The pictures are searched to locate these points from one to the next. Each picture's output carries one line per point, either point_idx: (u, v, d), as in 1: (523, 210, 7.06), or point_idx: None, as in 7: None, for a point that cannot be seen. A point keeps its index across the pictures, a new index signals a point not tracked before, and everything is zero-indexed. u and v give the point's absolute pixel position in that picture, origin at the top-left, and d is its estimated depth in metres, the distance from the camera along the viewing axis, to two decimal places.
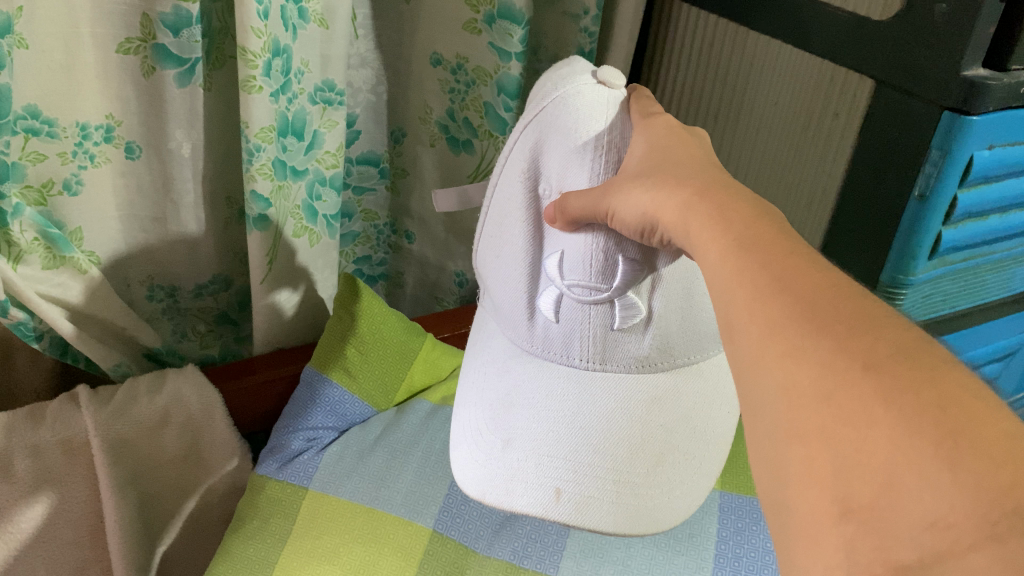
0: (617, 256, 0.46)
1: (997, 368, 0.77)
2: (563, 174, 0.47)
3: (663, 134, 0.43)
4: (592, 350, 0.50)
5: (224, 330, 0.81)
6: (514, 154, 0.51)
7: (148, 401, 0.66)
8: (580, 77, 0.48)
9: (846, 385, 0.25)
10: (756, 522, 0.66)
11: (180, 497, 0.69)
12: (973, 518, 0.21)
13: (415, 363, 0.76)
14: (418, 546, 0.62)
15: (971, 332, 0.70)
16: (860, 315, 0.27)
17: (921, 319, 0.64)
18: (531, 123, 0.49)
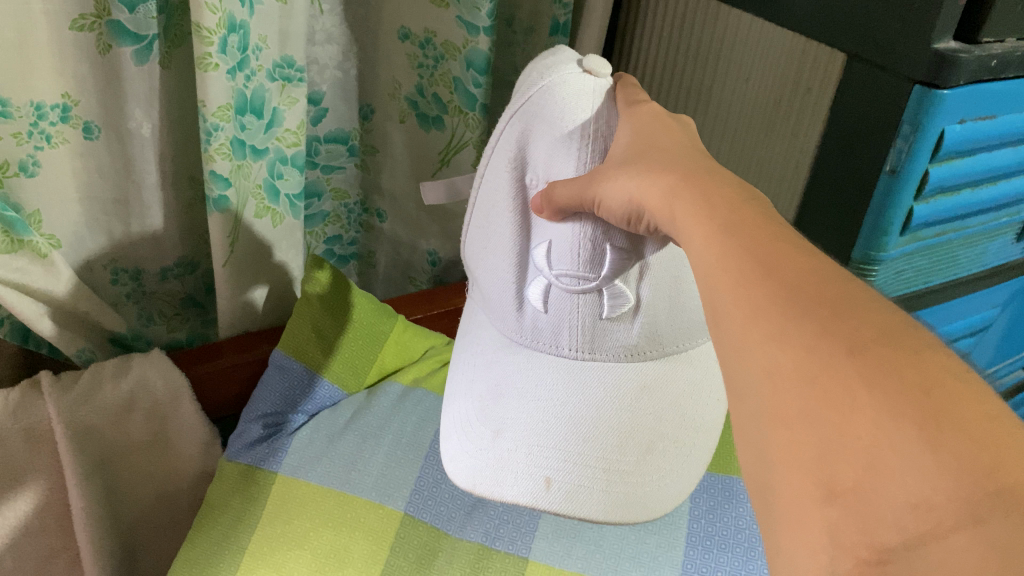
0: (605, 245, 0.46)
1: (967, 344, 0.78)
2: (548, 165, 0.47)
3: (647, 123, 0.42)
4: (581, 339, 0.50)
5: (192, 313, 0.79)
6: (500, 145, 0.50)
7: (113, 388, 0.65)
8: (565, 65, 0.48)
9: (829, 369, 0.25)
10: (730, 500, 0.66)
11: (148, 484, 0.67)
12: (957, 501, 0.21)
13: (386, 346, 0.74)
14: (390, 528, 0.62)
15: (945, 307, 0.71)
16: (843, 297, 0.27)
17: (893, 296, 0.64)
18: (517, 113, 0.48)
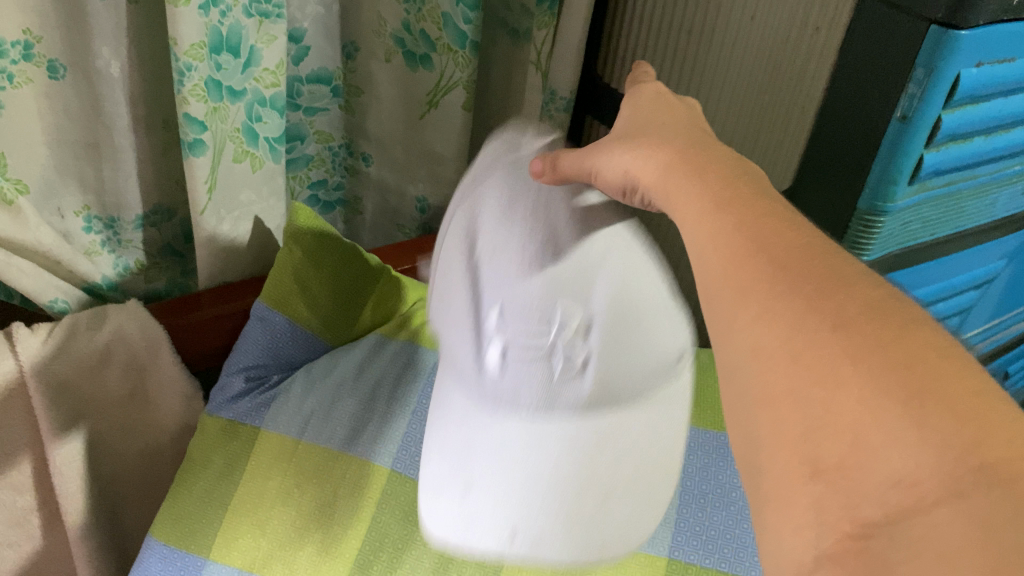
0: (555, 316, 0.43)
1: (971, 297, 0.75)
2: (489, 241, 0.46)
3: (647, 105, 0.42)
4: (538, 395, 0.42)
5: (171, 262, 0.76)
6: (453, 232, 0.50)
7: (88, 339, 0.63)
8: (499, 175, 0.51)
9: (812, 345, 0.24)
10: (722, 458, 0.64)
11: (130, 439, 0.66)
12: (938, 477, 0.20)
13: (371, 297, 0.73)
14: (375, 486, 0.61)
15: (950, 260, 0.69)
16: (832, 276, 0.26)
17: (896, 251, 0.62)
18: (462, 200, 0.51)
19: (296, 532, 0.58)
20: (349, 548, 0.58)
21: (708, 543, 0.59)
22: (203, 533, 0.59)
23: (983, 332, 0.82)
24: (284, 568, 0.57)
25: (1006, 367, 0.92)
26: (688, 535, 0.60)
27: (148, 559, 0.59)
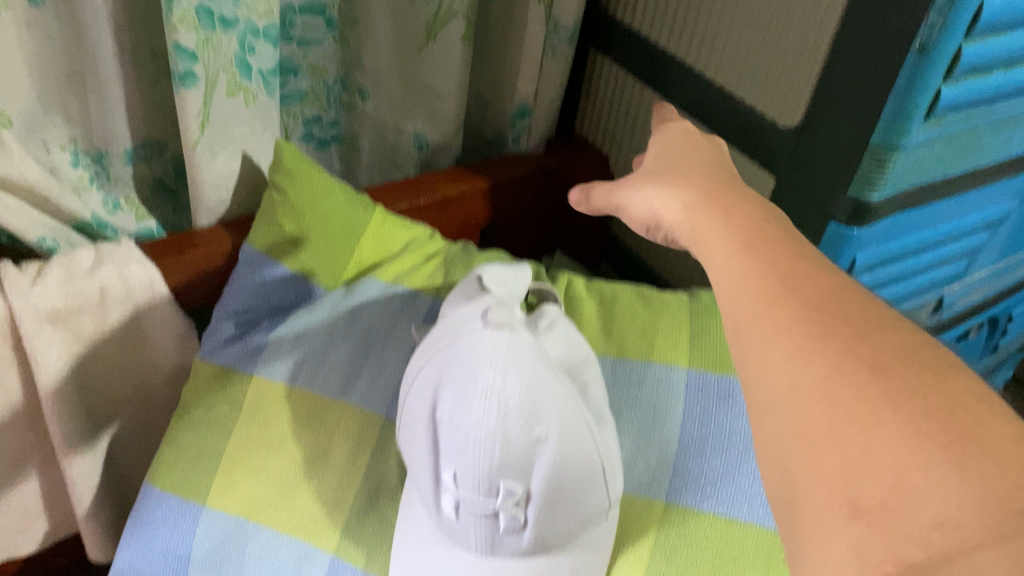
0: (499, 483, 0.51)
1: (982, 237, 0.75)
2: (455, 412, 0.51)
3: (672, 141, 0.50)
4: (483, 539, 0.53)
5: (163, 200, 0.73)
6: (418, 391, 0.54)
7: (82, 277, 0.62)
8: (489, 275, 0.59)
9: (857, 400, 0.29)
10: (725, 399, 0.61)
11: (126, 380, 0.68)
12: (978, 517, 0.25)
13: (364, 239, 0.68)
14: (371, 432, 0.62)
15: (962, 199, 0.68)
16: (865, 319, 0.32)
17: (908, 185, 0.61)
18: (453, 301, 0.58)
19: (291, 478, 0.61)
20: (345, 495, 0.61)
21: (705, 487, 0.58)
22: (198, 479, 0.62)
23: (987, 275, 0.82)
24: (280, 515, 0.61)
25: (997, 315, 0.93)
26: (686, 478, 0.59)
27: (149, 502, 0.63)
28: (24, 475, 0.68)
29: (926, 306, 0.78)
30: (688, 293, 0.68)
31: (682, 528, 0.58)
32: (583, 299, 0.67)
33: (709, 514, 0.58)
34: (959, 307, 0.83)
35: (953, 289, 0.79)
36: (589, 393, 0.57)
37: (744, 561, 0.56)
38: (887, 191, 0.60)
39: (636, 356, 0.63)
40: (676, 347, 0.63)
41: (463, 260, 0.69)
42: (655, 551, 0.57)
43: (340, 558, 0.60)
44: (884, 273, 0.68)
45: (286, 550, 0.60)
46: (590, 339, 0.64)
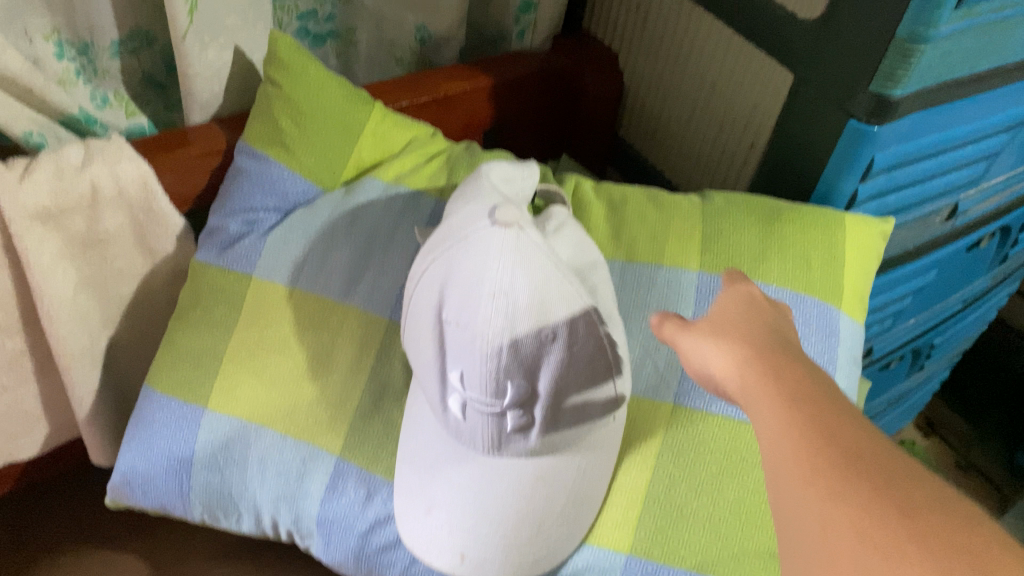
0: (507, 381, 0.49)
1: (1004, 141, 0.72)
2: (463, 308, 0.49)
3: (737, 296, 0.43)
4: (489, 440, 0.52)
5: (153, 95, 0.70)
6: (424, 288, 0.52)
7: (73, 175, 0.59)
8: (494, 170, 0.57)
9: (881, 528, 0.27)
10: None
11: (122, 283, 0.67)
12: None
13: (363, 137, 0.65)
14: (375, 335, 0.61)
15: (990, 98, 0.64)
16: (906, 473, 0.29)
17: (931, 84, 0.57)
18: (458, 196, 0.55)
19: (294, 380, 0.61)
20: (349, 396, 0.60)
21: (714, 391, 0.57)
22: (199, 382, 0.61)
23: (1003, 182, 0.80)
24: (283, 417, 0.60)
25: (1008, 224, 0.91)
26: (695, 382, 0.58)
27: (148, 406, 0.62)
28: (22, 376, 0.67)
29: (940, 212, 0.76)
30: (700, 195, 0.66)
31: (692, 431, 0.57)
32: (591, 203, 0.65)
33: (716, 417, 0.57)
34: (972, 213, 0.81)
35: (970, 196, 0.77)
36: (600, 294, 0.54)
37: (753, 463, 0.56)
38: (911, 88, 0.56)
39: (646, 259, 0.62)
40: (688, 247, 0.61)
41: (467, 162, 0.66)
42: (664, 451, 0.57)
43: (345, 461, 0.59)
44: (903, 175, 0.65)
45: (290, 452, 0.60)
46: (598, 242, 0.63)
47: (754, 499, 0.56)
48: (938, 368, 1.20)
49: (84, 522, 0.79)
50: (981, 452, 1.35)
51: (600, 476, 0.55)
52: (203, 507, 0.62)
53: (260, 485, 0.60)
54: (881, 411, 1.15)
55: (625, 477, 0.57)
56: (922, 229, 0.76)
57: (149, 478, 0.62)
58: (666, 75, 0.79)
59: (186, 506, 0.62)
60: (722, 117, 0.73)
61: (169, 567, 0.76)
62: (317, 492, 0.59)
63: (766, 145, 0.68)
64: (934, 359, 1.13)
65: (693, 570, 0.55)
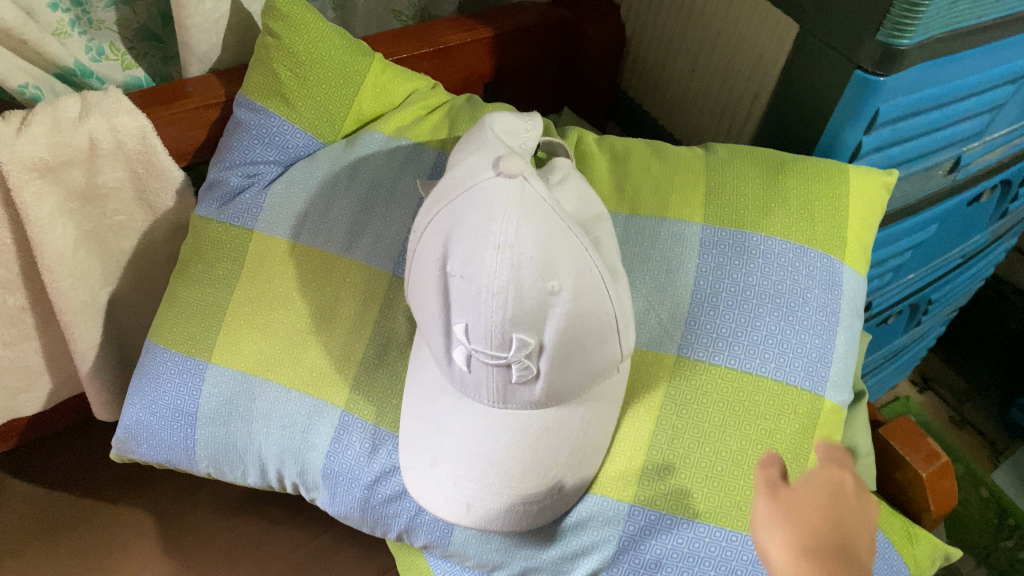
0: (511, 334, 0.48)
1: (1009, 93, 0.71)
2: (466, 262, 0.47)
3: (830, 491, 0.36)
4: (495, 392, 0.52)
5: (150, 47, 0.69)
6: (427, 240, 0.51)
7: (71, 127, 0.58)
8: (495, 123, 0.56)
9: None
10: (741, 256, 0.59)
11: (124, 237, 0.67)
12: None
13: (363, 89, 0.64)
14: (378, 289, 0.61)
15: (996, 49, 0.63)
16: None
17: (940, 34, 0.55)
18: (461, 148, 0.54)
19: (297, 334, 0.61)
20: (353, 350, 0.60)
21: (717, 342, 0.58)
22: (202, 336, 0.61)
23: (1006, 134, 0.80)
24: (288, 371, 0.60)
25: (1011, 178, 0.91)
26: (698, 333, 0.58)
27: (152, 361, 0.62)
28: (24, 332, 0.67)
29: (943, 165, 0.76)
30: (704, 147, 0.65)
31: (695, 382, 0.57)
32: (594, 155, 0.65)
33: (720, 368, 0.57)
34: (975, 167, 0.81)
35: (973, 149, 0.77)
36: (603, 247, 0.54)
37: (755, 414, 0.57)
38: (920, 38, 0.53)
39: (650, 212, 0.61)
40: (691, 199, 0.61)
41: (468, 114, 0.65)
42: (668, 402, 0.57)
43: (350, 414, 0.60)
44: (909, 127, 0.64)
45: (295, 405, 0.60)
46: (601, 195, 0.62)
47: (756, 449, 0.56)
48: (936, 323, 1.20)
49: (91, 475, 0.80)
50: (975, 406, 1.37)
51: (604, 426, 0.56)
52: (208, 462, 0.62)
53: (265, 438, 0.60)
54: (879, 366, 1.16)
55: (628, 429, 0.57)
56: (925, 182, 0.76)
57: (154, 432, 0.62)
58: (669, 26, 0.78)
59: (191, 460, 0.62)
60: (726, 68, 0.72)
61: (176, 520, 0.77)
62: (322, 445, 0.60)
63: (770, 96, 0.68)
64: (932, 314, 1.14)
65: (695, 519, 0.56)
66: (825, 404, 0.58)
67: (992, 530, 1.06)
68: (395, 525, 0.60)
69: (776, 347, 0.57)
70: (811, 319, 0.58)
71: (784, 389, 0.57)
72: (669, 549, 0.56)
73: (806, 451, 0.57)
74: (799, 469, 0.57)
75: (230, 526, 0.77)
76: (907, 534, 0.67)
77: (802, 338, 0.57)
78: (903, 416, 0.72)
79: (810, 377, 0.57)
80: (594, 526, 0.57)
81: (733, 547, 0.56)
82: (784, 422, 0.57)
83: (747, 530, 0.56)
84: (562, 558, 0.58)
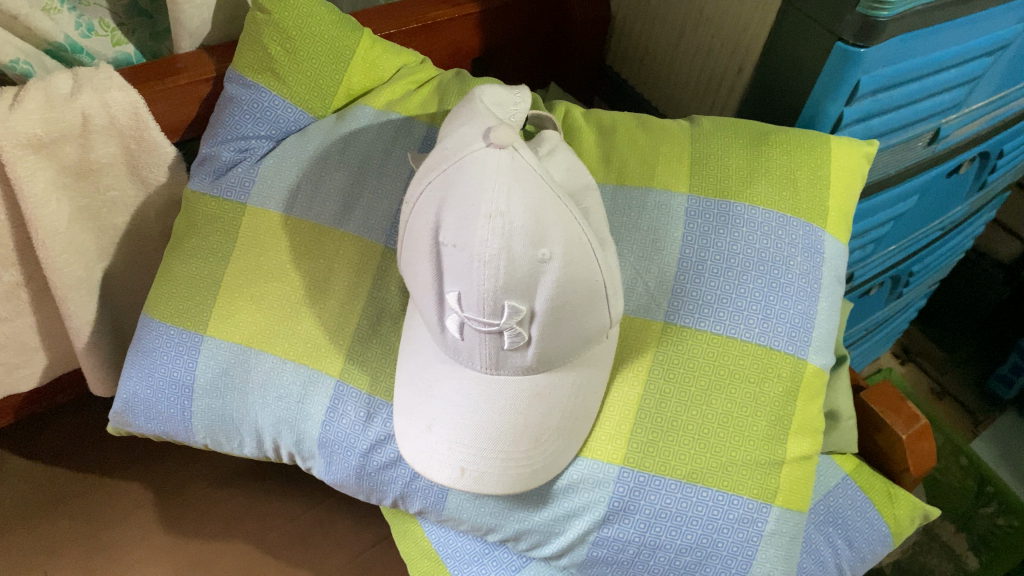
0: (503, 302, 0.49)
1: (987, 64, 0.73)
2: (459, 231, 0.48)
3: None
4: (487, 358, 0.53)
5: (138, 23, 0.69)
6: (419, 210, 0.52)
7: (64, 103, 0.58)
8: (485, 95, 0.57)
9: None
10: (726, 224, 0.61)
11: (117, 213, 0.68)
12: None
13: (353, 65, 0.65)
14: (371, 261, 0.62)
15: (973, 21, 0.64)
16: None
17: (918, 6, 0.56)
18: (451, 121, 0.55)
19: (292, 306, 0.62)
20: (347, 322, 0.61)
21: (703, 309, 0.59)
22: (197, 309, 0.62)
23: (984, 106, 0.81)
24: (283, 342, 0.61)
25: (989, 150, 0.93)
26: (684, 300, 0.59)
27: (148, 334, 0.63)
28: (19, 308, 0.68)
29: (922, 136, 0.77)
30: (689, 119, 0.66)
31: (682, 349, 0.59)
32: (582, 128, 0.66)
33: (706, 333, 0.59)
34: (953, 138, 0.83)
35: (951, 121, 0.78)
36: (592, 216, 0.55)
37: (740, 378, 0.58)
38: (898, 9, 0.55)
39: (637, 183, 0.62)
40: (677, 169, 0.62)
41: (457, 88, 0.66)
42: (655, 367, 0.59)
43: (345, 384, 0.61)
44: (889, 98, 0.65)
45: (290, 376, 0.61)
46: (589, 166, 0.63)
47: (742, 411, 0.58)
48: (917, 296, 1.23)
49: (87, 450, 0.81)
50: (955, 376, 1.39)
51: (594, 391, 0.57)
52: (206, 433, 0.63)
53: (262, 408, 0.61)
54: (861, 338, 1.18)
55: (617, 394, 0.59)
56: (904, 154, 0.78)
57: (151, 404, 0.63)
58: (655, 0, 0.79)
59: (189, 431, 0.63)
60: (710, 42, 0.73)
61: (173, 493, 0.78)
62: (317, 414, 0.61)
63: (753, 69, 0.69)
64: (913, 286, 1.16)
65: (682, 480, 0.58)
66: (807, 367, 0.59)
67: (971, 498, 1.08)
68: (391, 491, 0.62)
69: (760, 313, 0.59)
70: (794, 285, 0.59)
71: (768, 354, 0.59)
72: (658, 509, 0.58)
73: (789, 412, 0.59)
74: (783, 430, 0.59)
75: (227, 497, 0.78)
76: (887, 495, 0.69)
77: (785, 304, 0.59)
78: (885, 381, 0.74)
79: (793, 342, 0.59)
80: (585, 488, 0.58)
81: (720, 506, 0.58)
82: (768, 384, 0.58)
83: (733, 489, 0.58)
84: (554, 519, 0.59)
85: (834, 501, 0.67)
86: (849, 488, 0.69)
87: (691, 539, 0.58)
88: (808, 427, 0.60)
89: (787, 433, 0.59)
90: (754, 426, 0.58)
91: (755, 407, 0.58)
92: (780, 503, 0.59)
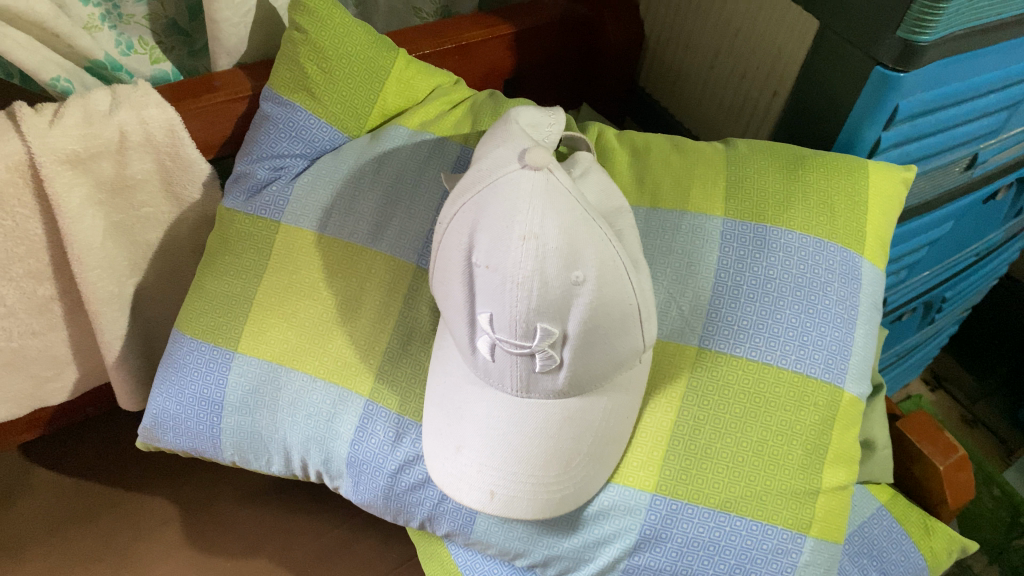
0: (535, 324, 0.49)
1: None
2: (492, 253, 0.48)
3: None
4: (518, 381, 0.53)
5: (177, 41, 0.70)
6: (453, 230, 0.51)
7: (102, 119, 0.59)
8: (519, 116, 0.56)
9: None
10: (762, 249, 0.60)
11: (152, 228, 0.69)
12: None
13: (387, 85, 0.65)
14: (402, 281, 0.62)
15: (1015, 46, 0.63)
16: None
17: (960, 30, 0.55)
18: (485, 142, 0.55)
19: (322, 324, 0.62)
20: (377, 340, 0.61)
21: (737, 334, 0.58)
22: (228, 327, 0.62)
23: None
24: (313, 361, 0.61)
25: None
26: (719, 325, 0.59)
27: (179, 351, 0.63)
28: (52, 321, 0.69)
29: (959, 162, 0.76)
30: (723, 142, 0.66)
31: (715, 375, 0.58)
32: (615, 150, 0.65)
33: (740, 359, 0.58)
34: (991, 164, 0.81)
35: (989, 146, 0.77)
36: (626, 238, 0.54)
37: (775, 405, 0.57)
38: (940, 34, 0.54)
39: (671, 206, 0.62)
40: (712, 193, 0.62)
41: (491, 109, 0.66)
42: (689, 393, 0.58)
43: (374, 404, 0.60)
44: (928, 123, 0.64)
45: (320, 394, 0.61)
46: (622, 188, 0.63)
47: (776, 440, 0.57)
48: (949, 322, 1.21)
49: (115, 463, 0.81)
50: (987, 405, 1.38)
51: (626, 416, 0.56)
52: (234, 450, 0.63)
53: (291, 426, 0.61)
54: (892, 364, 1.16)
55: (649, 420, 0.58)
56: (941, 179, 0.77)
57: (180, 421, 0.63)
58: (688, 22, 0.79)
59: (217, 448, 0.63)
60: (744, 65, 0.73)
61: (199, 509, 0.78)
62: (346, 434, 0.60)
63: (789, 92, 0.68)
64: (946, 313, 1.14)
65: (716, 509, 0.57)
66: (843, 396, 0.58)
67: (1004, 530, 1.05)
68: (418, 512, 0.61)
69: (796, 339, 0.58)
70: (830, 311, 0.58)
71: (804, 382, 0.58)
72: (690, 538, 0.57)
73: (825, 441, 0.58)
74: (818, 459, 0.58)
75: (253, 514, 0.78)
76: (923, 527, 0.68)
77: (821, 331, 0.58)
78: (921, 410, 0.72)
79: (829, 369, 0.58)
80: (616, 515, 0.57)
81: (753, 535, 0.57)
82: (804, 413, 0.57)
83: (767, 519, 0.57)
84: (583, 546, 0.59)
85: (870, 531, 0.66)
86: (885, 518, 0.67)
87: (723, 568, 0.57)
88: (843, 455, 0.59)
89: (822, 462, 0.58)
90: (788, 454, 0.57)
91: (789, 436, 0.57)
92: (815, 534, 0.57)
